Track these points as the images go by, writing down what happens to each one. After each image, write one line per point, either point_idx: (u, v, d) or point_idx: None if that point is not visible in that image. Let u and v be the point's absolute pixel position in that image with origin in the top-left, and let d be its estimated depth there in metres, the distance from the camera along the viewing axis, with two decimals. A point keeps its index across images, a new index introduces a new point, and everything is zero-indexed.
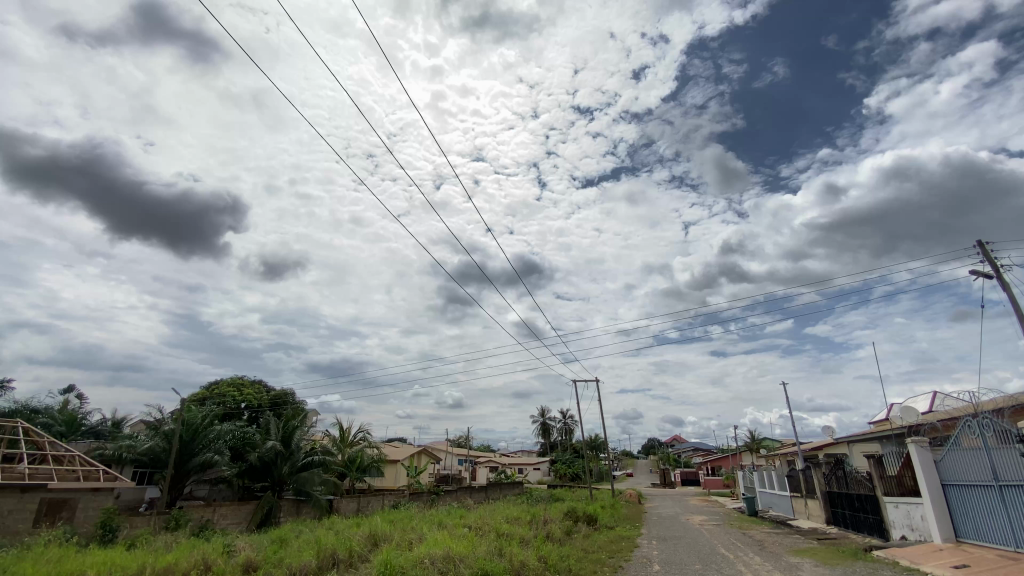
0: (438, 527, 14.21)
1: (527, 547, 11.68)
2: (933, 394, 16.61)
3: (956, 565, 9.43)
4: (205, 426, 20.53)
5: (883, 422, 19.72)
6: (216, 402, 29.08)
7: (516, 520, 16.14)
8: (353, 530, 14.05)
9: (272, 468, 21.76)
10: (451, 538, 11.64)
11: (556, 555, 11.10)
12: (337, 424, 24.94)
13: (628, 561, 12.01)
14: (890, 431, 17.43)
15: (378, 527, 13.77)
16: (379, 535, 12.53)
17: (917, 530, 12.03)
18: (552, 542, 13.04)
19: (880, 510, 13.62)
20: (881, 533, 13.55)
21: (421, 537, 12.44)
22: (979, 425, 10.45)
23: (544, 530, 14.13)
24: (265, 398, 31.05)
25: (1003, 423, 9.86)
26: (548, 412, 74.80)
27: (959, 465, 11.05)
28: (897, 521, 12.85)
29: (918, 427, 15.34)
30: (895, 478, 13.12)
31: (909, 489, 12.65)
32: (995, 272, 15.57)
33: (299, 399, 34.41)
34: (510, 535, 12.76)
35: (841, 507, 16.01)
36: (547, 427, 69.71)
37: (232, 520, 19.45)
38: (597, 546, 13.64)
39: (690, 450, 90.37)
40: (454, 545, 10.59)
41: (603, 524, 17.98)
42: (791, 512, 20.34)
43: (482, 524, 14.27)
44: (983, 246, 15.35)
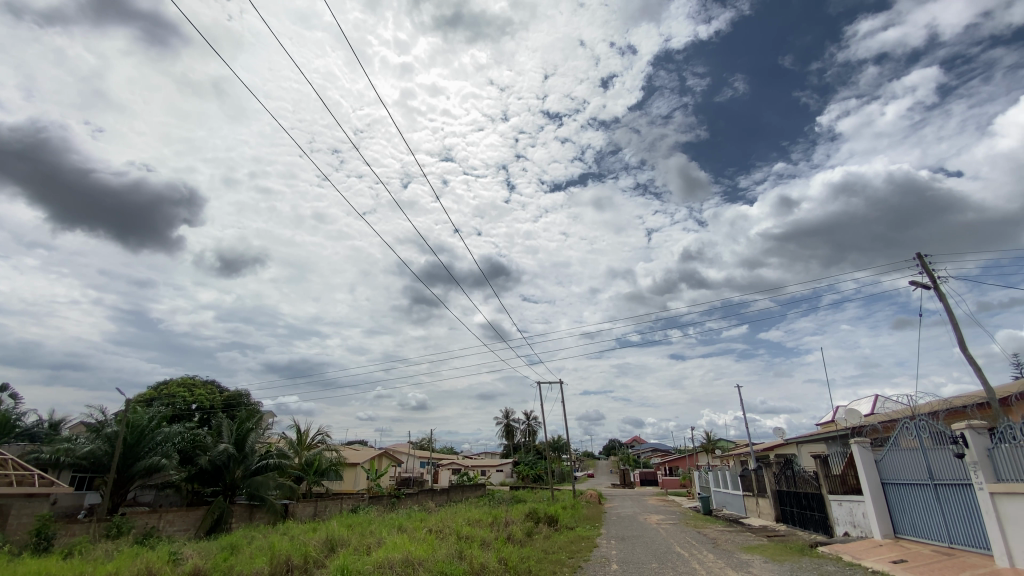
0: (397, 530, 13.99)
1: (487, 549, 11.66)
2: (875, 397, 17.71)
3: (895, 560, 10.01)
4: (152, 428, 19.54)
5: (830, 423, 20.75)
6: (165, 403, 27.73)
7: (476, 522, 16.12)
8: (309, 535, 13.65)
9: (224, 472, 20.93)
10: (409, 541, 11.49)
11: (517, 556, 11.15)
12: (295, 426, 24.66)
13: (587, 561, 12.18)
14: (836, 432, 18.37)
15: (335, 531, 13.44)
16: (336, 540, 12.22)
17: (859, 526, 12.71)
18: (513, 543, 13.08)
19: (825, 507, 14.33)
20: (825, 530, 14.24)
21: (380, 541, 12.22)
22: (917, 427, 11.13)
23: (506, 532, 14.14)
24: (218, 399, 29.81)
25: (938, 425, 10.49)
26: (512, 413, 75.09)
27: (897, 465, 11.75)
28: (840, 518, 13.54)
29: (861, 428, 16.25)
30: (839, 476, 13.81)
31: (851, 487, 13.37)
32: (931, 283, 16.69)
33: (255, 400, 33.24)
34: (470, 537, 12.75)
35: (789, 505, 16.73)
36: (511, 429, 69.84)
37: (179, 527, 18.62)
38: (558, 546, 13.80)
39: (649, 450, 92.78)
40: (413, 548, 10.44)
41: (563, 525, 18.20)
42: (743, 511, 21.10)
43: (443, 527, 14.12)
44: (922, 258, 16.42)
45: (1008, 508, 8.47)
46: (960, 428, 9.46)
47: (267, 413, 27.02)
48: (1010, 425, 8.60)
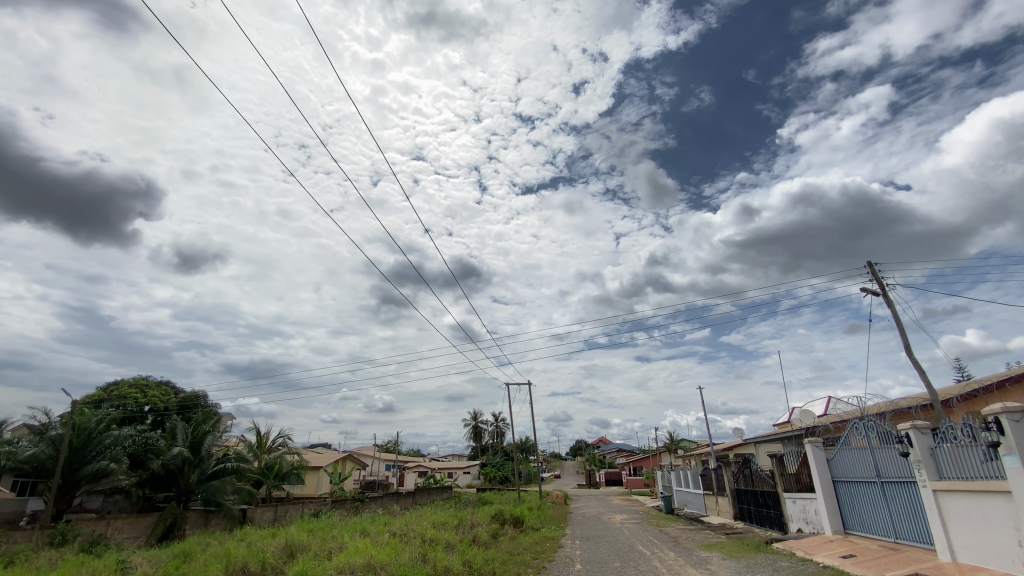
0: (359, 534, 13.74)
1: (452, 551, 11.59)
2: (828, 398, 18.51)
3: (844, 555, 10.49)
4: (100, 431, 18.57)
5: (786, 424, 21.57)
6: (114, 405, 26.39)
7: (441, 525, 16.02)
8: (267, 541, 13.24)
9: (178, 476, 20.15)
10: (372, 545, 11.28)
11: (481, 558, 11.12)
12: (255, 428, 26.24)
13: (551, 561, 12.27)
14: (792, 432, 19.10)
15: (295, 536, 13.12)
16: (296, 545, 11.91)
17: (811, 523, 13.25)
18: (478, 545, 13.04)
19: (780, 504, 14.87)
20: (780, 526, 14.78)
21: (343, 546, 11.95)
22: (865, 427, 11.71)
23: (471, 534, 14.08)
24: (172, 401, 28.59)
25: (885, 424, 11.07)
26: (481, 415, 74.92)
27: (847, 463, 12.33)
28: (794, 515, 14.09)
29: (815, 428, 16.95)
30: (794, 475, 14.37)
31: (805, 485, 13.93)
32: (881, 290, 17.58)
33: (212, 402, 32.06)
34: (435, 540, 12.63)
35: (747, 503, 17.30)
36: (479, 431, 69.55)
37: (128, 534, 17.77)
38: (523, 547, 13.84)
39: (615, 450, 94.27)
40: (375, 552, 10.25)
41: (529, 526, 18.27)
42: (704, 509, 21.67)
43: (408, 531, 13.90)
44: (872, 267, 17.27)
45: (950, 504, 8.98)
46: (905, 428, 10.01)
47: (225, 415, 26.10)
48: (951, 425, 9.11)
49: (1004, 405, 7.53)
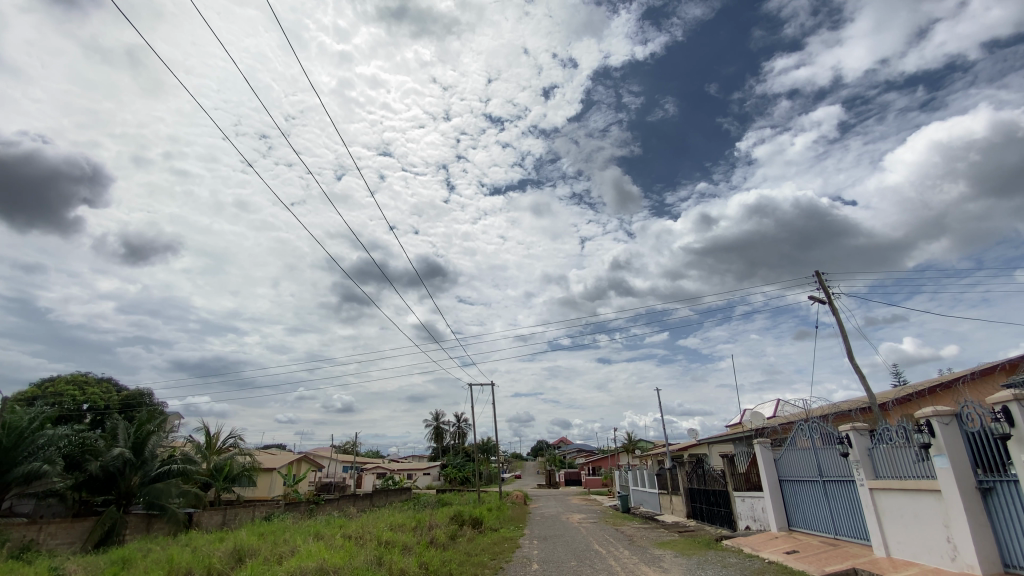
0: (313, 538, 13.41)
1: (408, 554, 11.44)
2: (777, 401, 19.35)
3: (788, 550, 11.01)
4: (33, 431, 17.37)
5: (737, 425, 22.43)
6: (49, 403, 24.73)
7: (399, 526, 15.82)
8: (212, 547, 12.72)
9: (118, 479, 19.13)
10: (326, 549, 11.03)
11: (438, 561, 11.00)
12: (204, 428, 24.94)
13: (508, 562, 12.30)
14: (742, 433, 19.87)
15: (245, 540, 12.68)
16: (245, 549, 11.51)
17: (758, 520, 13.83)
18: (435, 547, 12.92)
19: (730, 503, 15.44)
20: (730, 524, 15.34)
21: (295, 550, 11.64)
22: (809, 428, 12.34)
23: (429, 536, 13.93)
24: (114, 399, 27.07)
25: (827, 426, 11.69)
26: (443, 415, 74.42)
27: (792, 463, 12.97)
28: (743, 513, 14.67)
29: (764, 429, 17.68)
30: (743, 474, 14.96)
31: (753, 484, 14.54)
32: (827, 299, 18.54)
33: (158, 401, 30.49)
34: (392, 542, 12.46)
35: (699, 502, 17.87)
36: (440, 432, 68.95)
37: (62, 540, 16.72)
38: (481, 548, 13.82)
39: (575, 450, 95.75)
40: (329, 556, 10.02)
41: (487, 527, 18.25)
42: (659, 508, 22.22)
43: (363, 533, 13.65)
44: (820, 276, 18.19)
45: (884, 502, 9.57)
46: (846, 430, 10.62)
47: (171, 415, 24.93)
48: (887, 427, 9.70)
49: (934, 409, 8.06)
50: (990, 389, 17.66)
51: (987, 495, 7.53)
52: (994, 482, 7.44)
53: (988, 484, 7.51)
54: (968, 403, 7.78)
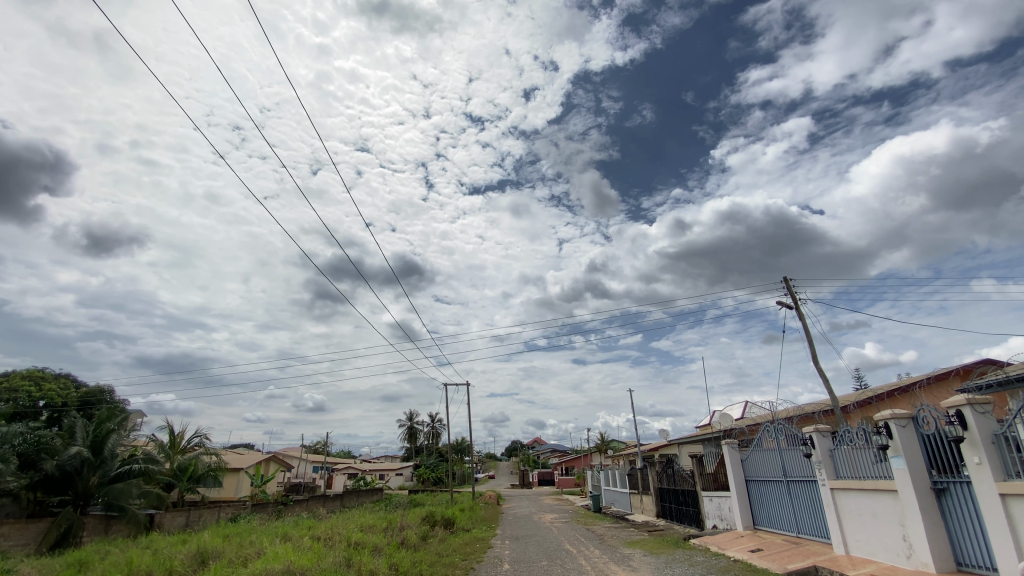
0: (280, 539, 13.13)
1: (378, 555, 11.33)
2: (745, 403, 19.86)
3: (753, 548, 11.33)
4: None
5: (707, 426, 22.94)
6: (2, 400, 23.57)
7: (369, 528, 15.58)
8: (174, 549, 12.32)
9: (74, 479, 18.36)
10: (293, 550, 10.83)
11: (408, 561, 10.93)
12: (169, 426, 24.11)
13: (480, 562, 12.29)
14: (712, 434, 20.31)
15: (208, 542, 12.31)
16: (208, 552, 11.20)
17: (725, 519, 14.19)
18: (406, 548, 12.82)
19: (698, 502, 15.78)
20: (698, 523, 15.68)
21: (261, 552, 11.39)
22: (775, 429, 12.70)
23: (400, 537, 13.81)
24: (72, 396, 25.99)
25: (792, 428, 12.05)
26: (417, 415, 73.83)
27: (758, 463, 13.34)
28: (710, 512, 15.01)
29: (732, 430, 18.13)
30: (711, 474, 15.32)
31: (721, 484, 14.89)
32: (794, 304, 19.14)
33: (119, 398, 29.39)
34: (361, 544, 12.31)
35: (668, 501, 18.21)
36: (414, 432, 68.38)
37: (13, 542, 15.95)
38: (452, 549, 13.77)
39: (549, 450, 96.37)
40: (296, 558, 9.85)
41: (459, 527, 18.17)
42: (629, 508, 22.55)
43: (333, 535, 13.43)
44: (788, 282, 18.78)
45: (844, 501, 9.94)
46: (810, 432, 10.99)
47: (133, 413, 24.06)
48: (847, 429, 10.07)
49: (892, 412, 8.42)
50: (945, 393, 18.49)
51: (941, 495, 7.90)
52: (948, 483, 7.80)
53: (942, 485, 7.88)
54: (924, 407, 8.15)
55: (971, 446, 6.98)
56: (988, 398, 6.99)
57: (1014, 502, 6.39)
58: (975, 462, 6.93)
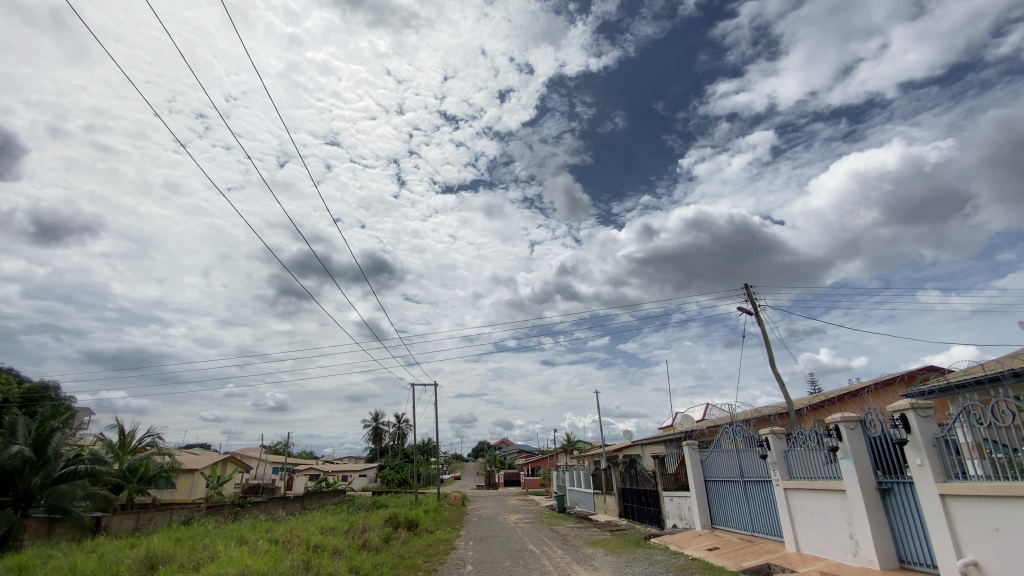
0: (236, 542, 12.72)
1: (338, 557, 11.15)
2: (706, 405, 20.43)
3: (710, 547, 11.68)
4: None
5: (669, 428, 23.52)
6: None
7: (330, 530, 15.29)
8: (122, 553, 11.79)
9: (14, 480, 17.31)
10: (249, 554, 10.53)
11: (369, 564, 10.80)
12: (118, 425, 23.01)
13: (443, 564, 12.24)
14: (673, 436, 20.83)
15: (159, 546, 11.81)
16: (158, 556, 10.76)
17: (684, 518, 14.59)
18: (367, 550, 12.65)
19: (659, 502, 16.16)
20: (658, 522, 16.07)
21: (215, 556, 11.00)
22: (733, 431, 13.12)
23: (361, 539, 13.60)
24: (13, 392, 24.51)
25: (749, 429, 12.48)
26: (383, 415, 72.84)
27: (716, 463, 13.76)
28: (671, 511, 15.41)
29: (693, 431, 18.63)
30: (672, 475, 15.72)
31: (681, 484, 15.29)
32: (754, 310, 19.85)
33: (65, 396, 27.87)
34: (321, 546, 12.04)
35: (630, 501, 18.59)
36: (379, 432, 67.38)
37: None
38: (415, 551, 13.66)
39: (516, 450, 96.89)
40: (252, 561, 9.59)
41: (423, 529, 18.02)
42: (592, 508, 22.89)
43: (292, 537, 13.13)
44: (748, 289, 19.46)
45: (796, 501, 10.37)
46: (766, 434, 11.41)
47: (80, 411, 22.89)
48: (800, 431, 10.53)
49: (842, 415, 8.85)
50: (890, 398, 19.53)
51: (885, 495, 8.35)
52: (892, 484, 8.27)
53: (887, 485, 8.34)
54: (872, 410, 8.61)
55: (914, 448, 7.40)
56: (929, 403, 7.44)
57: (953, 502, 6.79)
58: (918, 463, 7.34)
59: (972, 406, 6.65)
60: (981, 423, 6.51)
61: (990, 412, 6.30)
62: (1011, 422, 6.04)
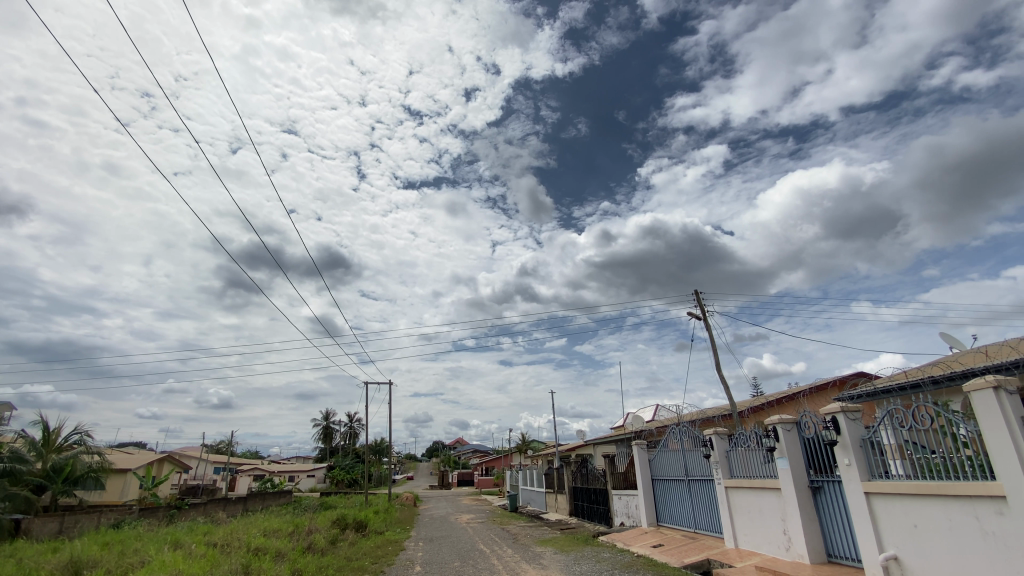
0: (171, 546, 12.09)
1: (281, 560, 10.83)
2: (657, 406, 21.08)
3: (655, 544, 12.12)
4: None
5: (620, 428, 24.16)
6: None
7: (273, 532, 14.76)
8: (42, 558, 11.01)
9: None
10: (183, 558, 10.05)
11: (313, 566, 10.55)
12: (42, 421, 21.42)
13: (390, 565, 12.12)
14: (624, 436, 21.41)
15: (84, 550, 11.07)
16: (82, 561, 10.10)
17: (632, 516, 15.04)
18: (312, 553, 12.31)
19: (608, 501, 16.57)
20: (607, 520, 16.49)
21: (146, 561, 10.45)
22: (680, 432, 13.65)
23: (306, 541, 13.23)
24: None
25: (695, 430, 13.00)
26: (334, 414, 70.87)
27: (663, 463, 14.26)
28: (619, 509, 15.85)
29: (642, 431, 19.23)
30: (622, 474, 16.16)
31: (630, 483, 15.76)
32: (703, 314, 20.67)
33: None
34: (263, 549, 11.66)
35: (581, 500, 18.97)
36: (329, 431, 65.51)
37: None
38: (362, 552, 13.43)
39: (471, 450, 96.55)
40: (186, 566, 9.18)
41: (372, 530, 17.72)
42: (544, 507, 23.16)
43: (232, 540, 12.62)
44: (698, 295, 20.26)
45: (736, 498, 10.92)
46: (711, 435, 11.95)
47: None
48: (742, 432, 11.09)
49: (781, 416, 9.40)
50: (824, 401, 20.80)
51: (816, 493, 8.94)
52: (822, 482, 8.87)
53: (818, 484, 8.93)
54: (807, 413, 9.21)
55: (843, 448, 7.96)
56: (857, 406, 8.04)
57: (877, 500, 7.35)
58: (846, 463, 7.90)
59: (895, 410, 7.23)
60: (903, 425, 7.07)
61: (912, 415, 6.85)
62: (929, 425, 6.59)
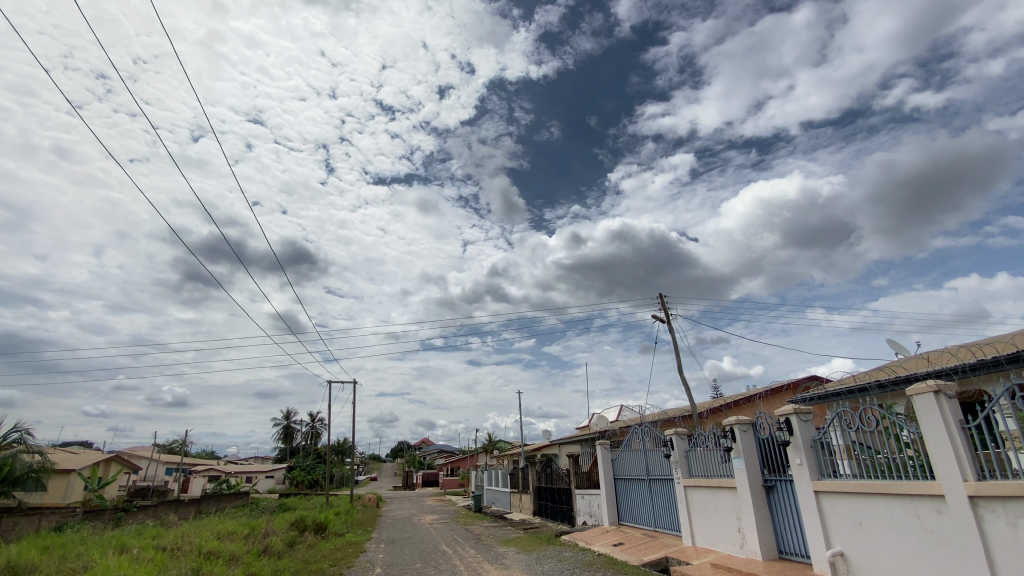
0: (118, 550, 11.56)
1: (234, 564, 10.52)
2: (621, 407, 21.47)
3: (615, 542, 12.35)
4: None
5: (585, 428, 24.51)
6: None
7: (228, 535, 14.31)
8: None
9: None
10: (129, 563, 9.64)
11: (268, 570, 10.30)
12: None
13: (350, 567, 11.94)
14: (588, 436, 21.72)
15: (21, 555, 10.46)
16: (18, 566, 9.55)
17: (594, 515, 15.29)
18: (268, 556, 12.00)
19: (571, 500, 16.78)
20: (569, 520, 16.68)
21: (89, 566, 9.96)
22: (642, 432, 13.96)
23: (262, 544, 12.89)
24: None
25: (657, 430, 13.30)
26: (296, 413, 69.11)
27: (625, 463, 14.54)
28: (581, 509, 16.07)
29: (606, 432, 19.55)
30: (585, 473, 16.40)
31: (593, 482, 16.01)
32: (666, 317, 21.23)
33: None
34: (216, 553, 11.28)
35: (545, 499, 19.12)
36: (291, 431, 63.83)
37: None
38: (321, 555, 13.18)
39: (436, 450, 95.76)
40: (132, 571, 8.81)
41: (331, 532, 17.37)
42: (509, 507, 23.25)
43: (183, 544, 12.18)
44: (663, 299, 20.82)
45: (694, 497, 11.24)
46: (672, 435, 12.28)
47: None
48: (701, 433, 11.45)
49: (738, 418, 9.75)
50: (778, 403, 21.65)
51: (770, 491, 9.32)
52: (775, 481, 9.25)
53: (771, 483, 9.31)
54: (762, 415, 9.59)
55: (795, 448, 8.33)
56: (809, 409, 8.43)
57: (826, 498, 7.72)
58: (798, 463, 8.27)
59: (844, 412, 7.63)
60: (851, 427, 7.47)
61: (859, 417, 7.24)
62: (875, 427, 6.99)
